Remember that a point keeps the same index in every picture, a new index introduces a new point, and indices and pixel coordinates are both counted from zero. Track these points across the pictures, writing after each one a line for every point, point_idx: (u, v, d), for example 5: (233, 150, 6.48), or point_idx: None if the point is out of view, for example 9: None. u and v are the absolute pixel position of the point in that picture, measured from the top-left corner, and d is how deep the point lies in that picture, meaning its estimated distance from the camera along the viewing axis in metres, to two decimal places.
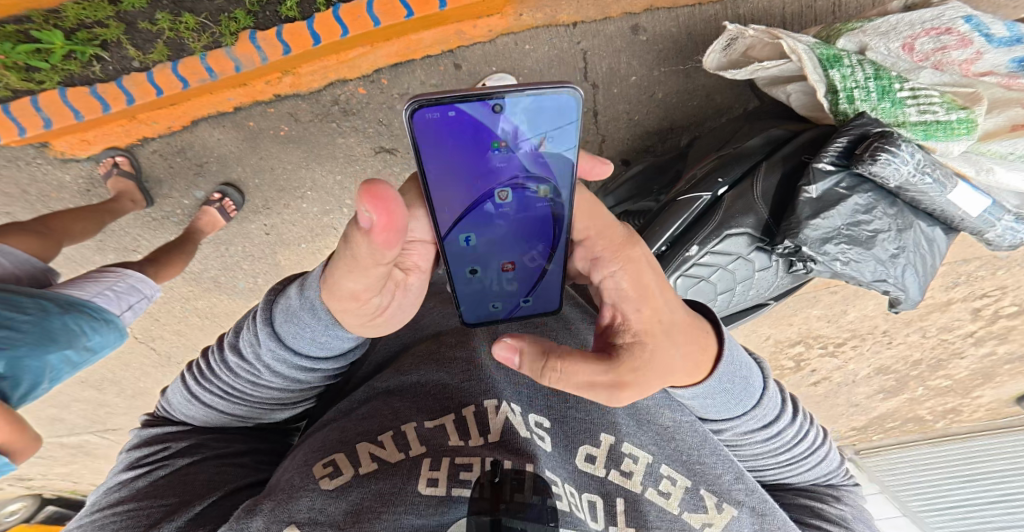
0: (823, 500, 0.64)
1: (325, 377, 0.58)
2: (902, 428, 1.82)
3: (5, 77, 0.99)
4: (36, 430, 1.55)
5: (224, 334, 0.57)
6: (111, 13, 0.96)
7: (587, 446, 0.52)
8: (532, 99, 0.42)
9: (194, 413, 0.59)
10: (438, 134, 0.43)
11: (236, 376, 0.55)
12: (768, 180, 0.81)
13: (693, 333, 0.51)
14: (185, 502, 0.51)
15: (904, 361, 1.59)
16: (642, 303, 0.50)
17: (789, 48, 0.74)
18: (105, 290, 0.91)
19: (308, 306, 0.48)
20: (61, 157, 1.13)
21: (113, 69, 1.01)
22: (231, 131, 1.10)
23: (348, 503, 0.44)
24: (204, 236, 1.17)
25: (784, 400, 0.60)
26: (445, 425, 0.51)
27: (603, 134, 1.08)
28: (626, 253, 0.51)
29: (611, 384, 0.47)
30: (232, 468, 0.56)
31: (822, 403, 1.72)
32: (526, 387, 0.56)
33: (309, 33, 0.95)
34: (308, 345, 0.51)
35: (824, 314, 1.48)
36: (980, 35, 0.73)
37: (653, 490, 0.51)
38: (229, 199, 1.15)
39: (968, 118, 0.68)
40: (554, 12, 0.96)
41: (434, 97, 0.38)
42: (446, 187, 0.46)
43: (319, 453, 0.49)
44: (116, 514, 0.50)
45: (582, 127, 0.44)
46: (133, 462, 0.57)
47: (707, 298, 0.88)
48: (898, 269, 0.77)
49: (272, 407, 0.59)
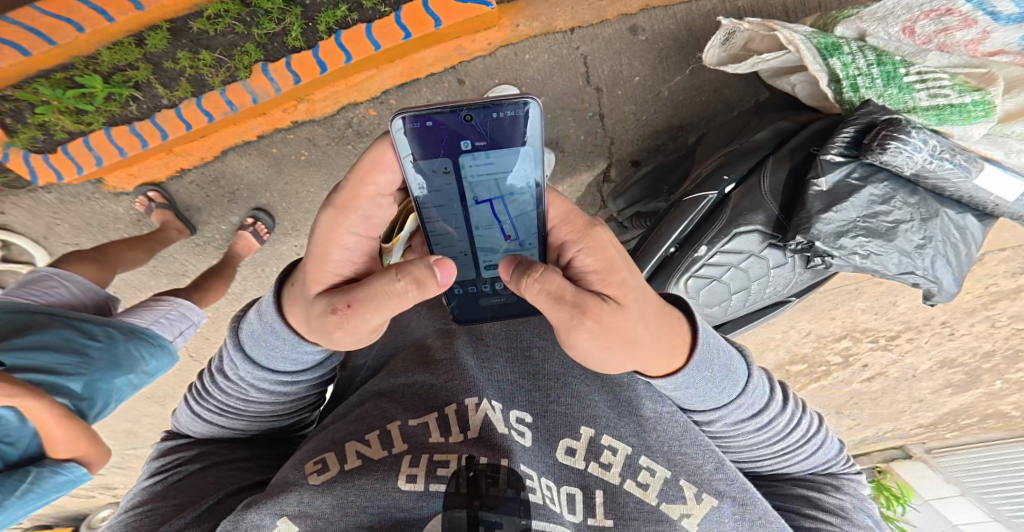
0: (823, 489, 0.63)
1: (309, 388, 0.61)
2: (980, 424, 1.68)
3: (61, 121, 1.08)
4: (114, 443, 1.69)
5: (212, 359, 0.61)
6: (139, 56, 1.02)
7: (568, 440, 0.55)
8: (496, 107, 0.44)
9: (200, 428, 0.64)
10: (420, 148, 0.46)
11: (228, 395, 0.59)
12: (776, 174, 0.78)
13: (661, 322, 0.48)
14: (189, 503, 0.55)
15: (972, 352, 1.47)
16: (610, 275, 0.46)
17: (787, 39, 0.76)
18: (160, 317, 1.00)
19: (271, 327, 0.52)
20: (114, 191, 1.23)
21: (147, 107, 1.09)
22: (257, 157, 1.17)
23: (333, 497, 0.49)
24: (241, 258, 1.25)
25: (773, 387, 0.59)
26: (428, 423, 0.54)
27: (612, 136, 1.13)
28: (590, 234, 0.47)
29: (578, 313, 0.44)
30: (238, 471, 0.61)
31: (880, 400, 1.61)
32: (507, 380, 0.59)
33: (316, 61, 1.00)
34: (283, 362, 0.55)
35: (871, 306, 1.37)
36: (984, 13, 0.70)
37: (631, 482, 0.53)
38: (261, 224, 1.22)
39: (984, 99, 0.67)
40: (550, 20, 1.00)
41: (415, 108, 0.42)
42: (431, 194, 0.49)
43: (313, 452, 0.53)
44: (137, 513, 0.56)
45: (543, 129, 0.45)
46: (153, 471, 0.63)
47: (721, 298, 0.85)
48: (927, 260, 0.72)
49: (267, 419, 0.63)
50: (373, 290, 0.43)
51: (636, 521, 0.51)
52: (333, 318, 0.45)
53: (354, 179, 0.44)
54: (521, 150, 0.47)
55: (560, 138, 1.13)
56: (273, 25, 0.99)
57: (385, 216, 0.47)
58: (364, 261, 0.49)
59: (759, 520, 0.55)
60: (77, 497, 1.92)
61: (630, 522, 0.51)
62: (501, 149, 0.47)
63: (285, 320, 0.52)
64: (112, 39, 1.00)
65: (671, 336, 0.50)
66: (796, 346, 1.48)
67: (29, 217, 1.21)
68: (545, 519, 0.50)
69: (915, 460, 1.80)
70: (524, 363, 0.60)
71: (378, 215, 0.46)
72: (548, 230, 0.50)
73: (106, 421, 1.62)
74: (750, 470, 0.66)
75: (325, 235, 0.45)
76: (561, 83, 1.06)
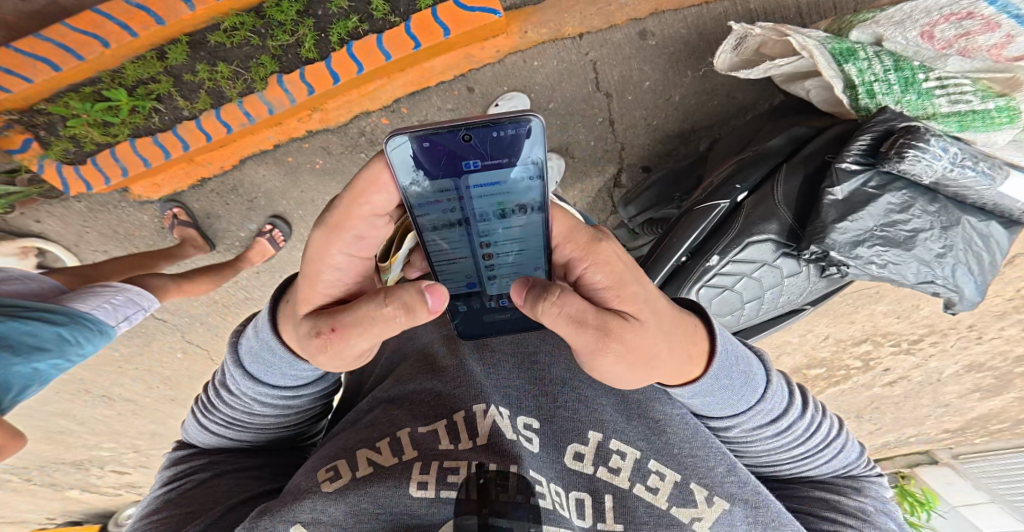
0: (842, 492, 0.62)
1: (312, 401, 0.63)
2: (1013, 430, 1.62)
3: (90, 133, 1.12)
4: (141, 442, 1.74)
5: (214, 373, 0.63)
6: (160, 70, 1.05)
7: (575, 445, 0.55)
8: (497, 129, 0.43)
9: (207, 439, 0.66)
10: (419, 167, 0.45)
11: (232, 408, 0.61)
12: (789, 182, 0.77)
13: (676, 329, 0.48)
14: (202, 511, 0.57)
15: (1003, 356, 1.42)
16: (625, 287, 0.46)
17: (800, 46, 0.75)
18: (104, 302, 0.98)
19: (269, 344, 0.54)
20: (139, 200, 1.26)
21: (169, 118, 1.12)
22: (273, 166, 1.19)
23: (347, 505, 0.49)
24: (244, 264, 1.27)
25: (793, 391, 0.58)
26: (437, 430, 0.55)
27: (622, 142, 1.14)
28: (597, 249, 0.46)
29: (603, 334, 0.44)
30: (249, 479, 0.62)
31: (902, 405, 1.57)
32: (514, 387, 0.59)
33: (329, 72, 1.02)
34: (283, 378, 0.57)
35: (892, 310, 1.33)
36: (1008, 16, 0.67)
37: (641, 486, 0.53)
38: (277, 230, 1.25)
39: (1008, 105, 0.67)
40: (559, 26, 1.00)
41: (414, 129, 0.41)
42: (428, 213, 0.49)
43: (325, 459, 0.54)
44: (150, 521, 0.58)
45: (546, 151, 0.44)
46: (164, 479, 0.65)
47: (733, 307, 0.84)
48: (947, 268, 0.72)
49: (272, 431, 0.65)
50: (359, 316, 0.45)
51: (646, 525, 0.51)
52: (317, 341, 0.47)
53: (348, 198, 0.44)
54: (521, 170, 0.46)
55: (571, 143, 1.14)
56: (286, 36, 1.01)
57: (379, 235, 0.48)
58: (353, 281, 0.50)
59: (773, 523, 0.54)
60: (105, 495, 1.97)
61: (640, 526, 0.51)
62: (502, 168, 0.46)
63: (282, 339, 0.54)
64: (136, 53, 1.03)
65: (688, 345, 0.50)
66: (815, 350, 1.45)
67: (61, 226, 1.26)
68: (556, 524, 0.50)
69: (941, 465, 1.74)
70: (530, 369, 0.60)
71: (371, 234, 0.47)
72: (553, 247, 0.50)
73: (131, 421, 1.67)
74: (767, 472, 0.64)
75: (316, 255, 0.47)
76: (570, 90, 1.07)
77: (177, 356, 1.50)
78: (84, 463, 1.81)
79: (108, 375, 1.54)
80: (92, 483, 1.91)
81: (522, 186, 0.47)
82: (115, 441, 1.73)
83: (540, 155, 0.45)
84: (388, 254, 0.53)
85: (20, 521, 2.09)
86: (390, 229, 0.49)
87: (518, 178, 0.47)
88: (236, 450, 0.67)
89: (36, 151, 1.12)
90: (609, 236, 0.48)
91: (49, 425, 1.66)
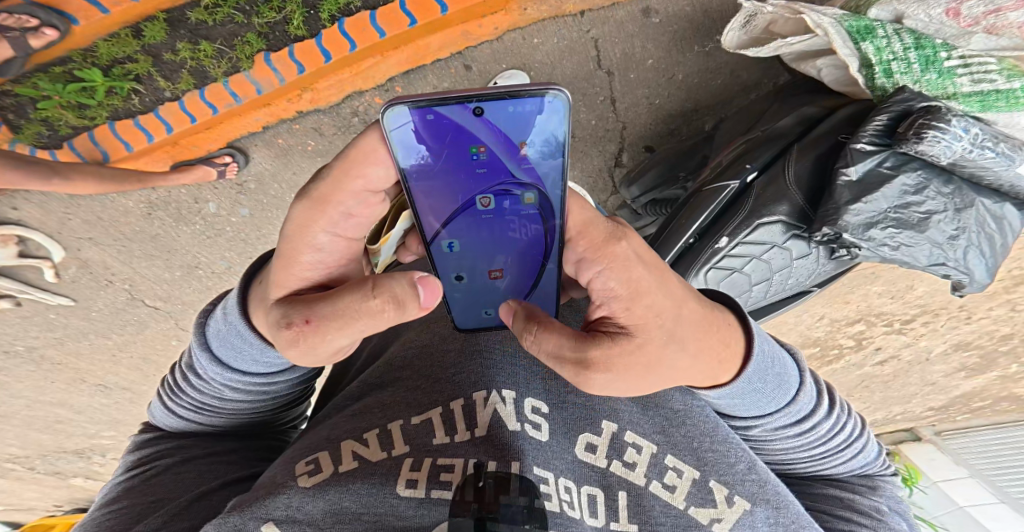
0: (857, 490, 0.62)
1: (286, 389, 0.62)
2: (993, 407, 1.64)
3: (65, 116, 1.08)
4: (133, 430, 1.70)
5: (181, 356, 0.61)
6: (138, 48, 1.01)
7: (589, 435, 0.53)
8: (512, 103, 0.42)
9: (174, 423, 0.64)
10: (415, 137, 0.43)
11: (202, 392, 0.60)
12: (801, 166, 0.76)
13: (703, 329, 0.47)
14: (167, 501, 0.55)
15: (989, 335, 1.44)
16: (632, 305, 0.45)
17: (815, 24, 0.74)
18: None
19: (237, 330, 0.52)
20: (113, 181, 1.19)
21: (149, 100, 1.08)
22: (264, 149, 1.14)
23: (326, 502, 0.46)
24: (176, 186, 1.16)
25: (820, 392, 0.58)
26: (432, 419, 0.52)
27: (624, 122, 1.11)
28: (608, 250, 0.45)
29: (581, 365, 0.45)
30: (221, 465, 0.61)
31: (892, 383, 1.59)
32: (521, 369, 0.57)
33: (319, 49, 0.99)
34: (255, 365, 0.55)
35: (887, 290, 1.34)
36: None
37: (658, 483, 0.51)
38: (233, 162, 1.13)
39: None
40: (560, 3, 0.97)
41: (415, 99, 0.39)
42: (429, 181, 0.47)
43: (307, 451, 0.52)
44: (110, 510, 0.56)
45: (566, 130, 0.43)
46: (128, 465, 0.63)
47: (742, 290, 0.83)
48: (959, 251, 0.72)
49: (245, 416, 0.64)
50: (340, 308, 0.43)
51: (662, 526, 0.50)
52: (289, 332, 0.45)
53: (339, 172, 0.41)
54: (529, 150, 0.45)
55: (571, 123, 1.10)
56: (273, 13, 0.98)
57: (368, 215, 0.45)
58: (336, 264, 0.48)
59: (792, 525, 0.53)
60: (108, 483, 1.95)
61: (657, 526, 0.49)
62: (509, 145, 0.45)
63: (252, 325, 0.52)
64: (108, 31, 0.99)
65: (722, 347, 0.49)
66: (810, 331, 1.45)
67: (42, 213, 1.21)
68: (563, 528, 0.47)
69: (924, 442, 1.78)
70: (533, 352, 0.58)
71: (360, 211, 0.44)
72: (566, 242, 0.49)
73: (129, 411, 1.64)
74: (782, 470, 0.65)
75: (298, 231, 0.44)
76: (570, 68, 1.04)
77: (173, 344, 1.46)
78: (85, 452, 1.80)
79: (102, 363, 1.51)
80: (94, 472, 1.88)
81: (527, 167, 0.47)
82: (113, 429, 1.71)
83: (558, 135, 0.44)
84: (378, 236, 0.55)
85: (27, 509, 2.09)
86: (384, 208, 0.46)
87: (526, 160, 0.46)
88: (221, 436, 0.66)
89: (7, 135, 1.08)
90: (629, 234, 0.46)
91: (46, 415, 1.65)
